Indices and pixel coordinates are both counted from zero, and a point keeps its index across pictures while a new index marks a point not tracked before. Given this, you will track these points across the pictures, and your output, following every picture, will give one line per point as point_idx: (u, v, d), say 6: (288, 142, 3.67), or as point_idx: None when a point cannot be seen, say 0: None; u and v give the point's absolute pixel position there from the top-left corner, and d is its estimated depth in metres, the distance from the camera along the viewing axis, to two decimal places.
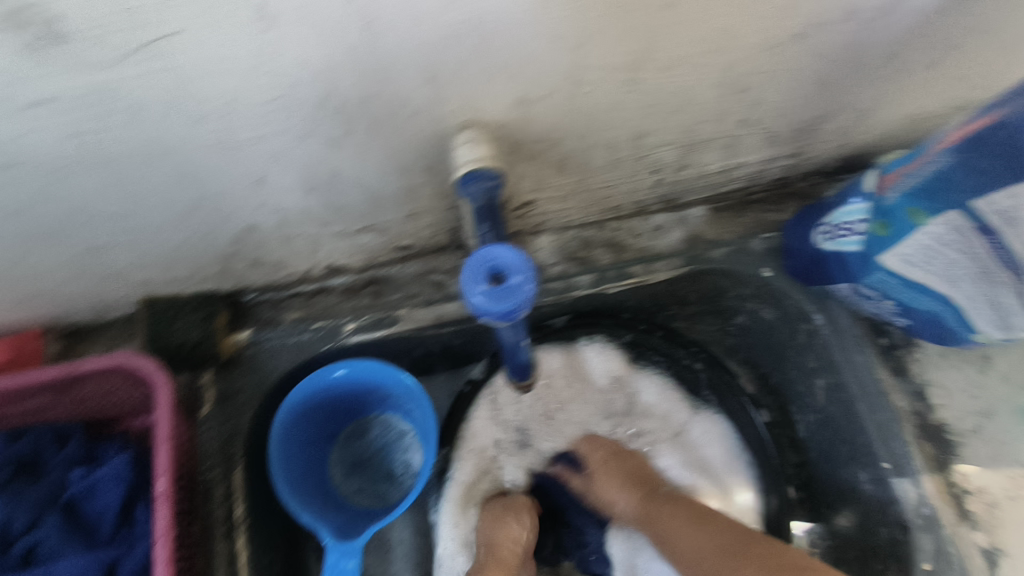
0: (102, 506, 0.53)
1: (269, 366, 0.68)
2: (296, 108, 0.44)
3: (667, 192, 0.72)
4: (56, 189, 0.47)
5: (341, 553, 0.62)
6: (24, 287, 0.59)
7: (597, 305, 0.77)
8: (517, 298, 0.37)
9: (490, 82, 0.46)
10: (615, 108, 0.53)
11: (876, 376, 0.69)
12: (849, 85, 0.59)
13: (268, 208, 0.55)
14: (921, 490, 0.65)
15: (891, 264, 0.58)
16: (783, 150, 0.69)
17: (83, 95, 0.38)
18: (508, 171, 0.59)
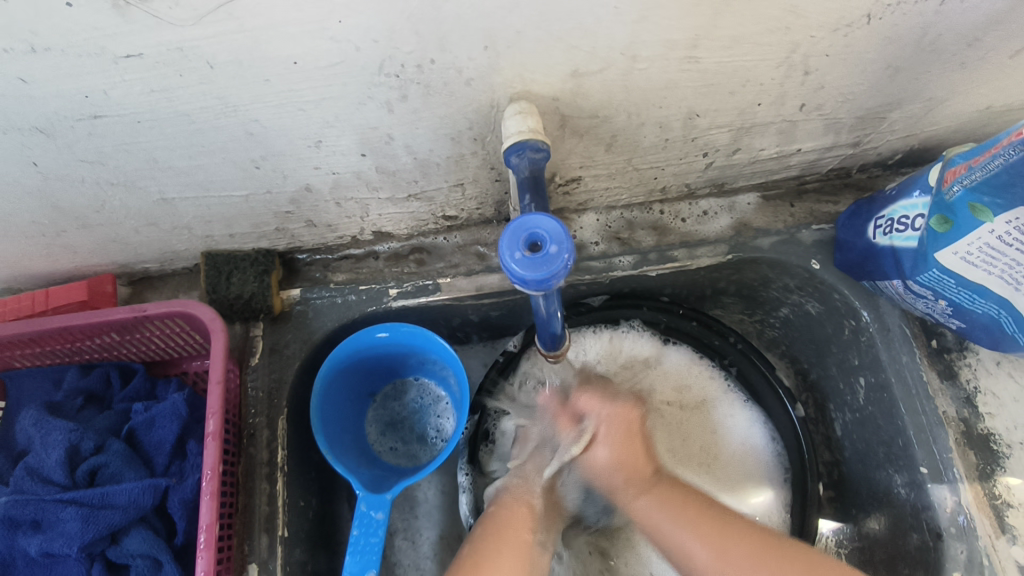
0: (159, 439, 0.58)
1: (316, 324, 0.71)
2: (356, 73, 0.45)
3: (717, 177, 0.71)
4: (133, 142, 0.50)
5: (370, 503, 0.66)
6: (101, 233, 0.64)
7: (637, 287, 0.77)
8: (552, 267, 0.39)
9: (544, 55, 0.46)
10: (669, 87, 0.52)
11: (923, 379, 0.67)
12: (921, 72, 0.56)
13: (323, 170, 0.58)
14: (958, 498, 0.63)
15: (948, 262, 0.55)
16: (844, 140, 0.66)
17: (162, 53, 0.41)
18: (556, 146, 0.59)
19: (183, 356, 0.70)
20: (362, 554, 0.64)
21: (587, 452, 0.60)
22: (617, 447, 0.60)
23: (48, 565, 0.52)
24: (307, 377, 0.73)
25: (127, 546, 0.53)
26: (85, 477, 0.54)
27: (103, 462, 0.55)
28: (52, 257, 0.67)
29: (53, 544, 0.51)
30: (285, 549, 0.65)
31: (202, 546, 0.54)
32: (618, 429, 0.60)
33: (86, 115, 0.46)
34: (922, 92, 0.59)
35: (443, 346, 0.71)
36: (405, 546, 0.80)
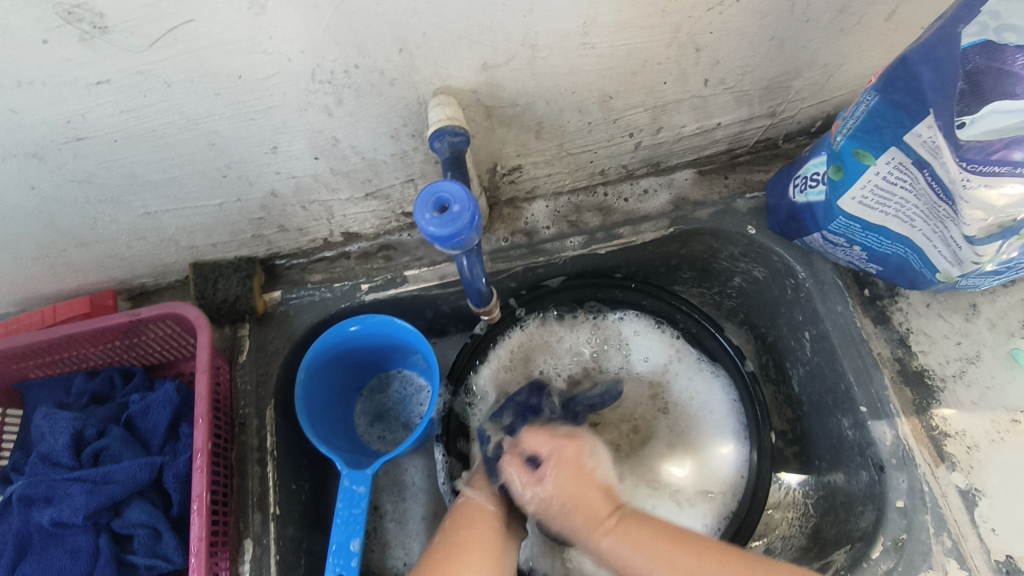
0: (154, 423, 0.65)
1: (296, 321, 0.78)
2: (293, 82, 0.53)
3: (649, 156, 0.77)
4: (115, 158, 0.58)
5: (352, 478, 0.71)
6: (100, 249, 0.72)
7: (592, 267, 0.83)
8: (458, 224, 0.45)
9: (455, 51, 0.53)
10: (575, 72, 0.59)
11: (857, 325, 0.71)
12: (807, 40, 0.62)
13: (283, 174, 0.65)
14: (897, 432, 0.66)
15: (849, 208, 0.61)
16: (758, 111, 0.72)
17: (126, 77, 0.49)
18: (488, 135, 0.66)
19: (180, 358, 0.77)
20: (346, 524, 0.69)
21: (535, 487, 0.62)
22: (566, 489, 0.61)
23: (59, 537, 0.59)
24: (291, 370, 0.80)
25: (129, 516, 0.60)
26: (89, 459, 0.62)
27: (105, 444, 0.62)
28: (58, 276, 0.76)
29: (63, 514, 0.58)
30: (277, 525, 0.70)
31: (195, 514, 0.60)
32: (569, 456, 0.63)
33: (70, 137, 0.55)
34: (815, 59, 0.65)
35: (409, 330, 0.77)
36: (394, 527, 0.85)
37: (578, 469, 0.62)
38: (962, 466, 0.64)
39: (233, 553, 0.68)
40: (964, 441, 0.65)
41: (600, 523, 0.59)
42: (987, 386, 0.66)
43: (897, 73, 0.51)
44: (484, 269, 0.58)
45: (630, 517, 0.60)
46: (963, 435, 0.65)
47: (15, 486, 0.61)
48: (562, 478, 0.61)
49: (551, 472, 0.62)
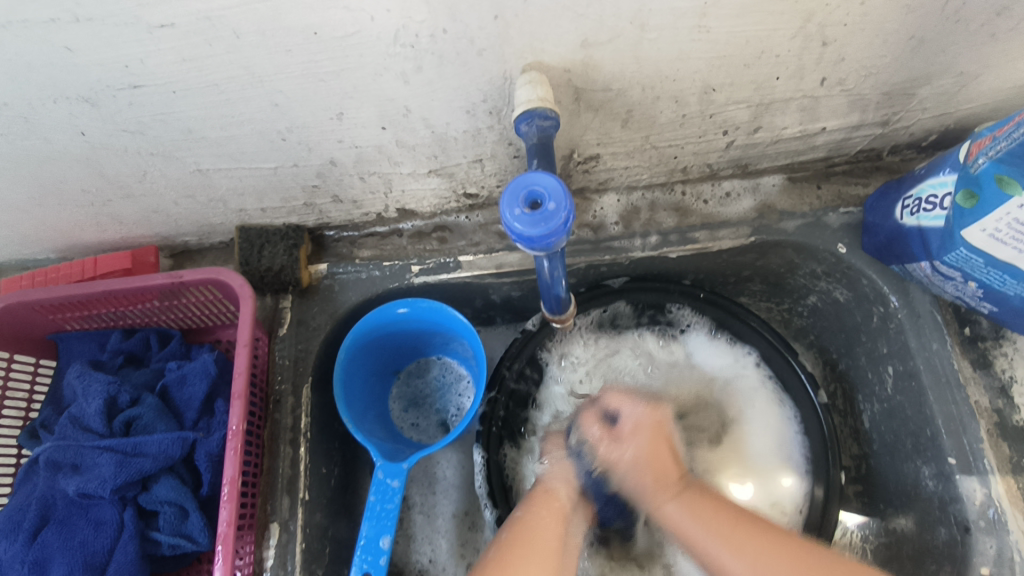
0: (190, 395, 0.63)
1: (340, 298, 0.74)
2: (373, 42, 0.47)
3: (739, 157, 0.70)
4: (170, 111, 0.54)
5: (386, 471, 0.67)
6: (146, 204, 0.69)
7: (660, 270, 0.76)
8: (551, 224, 0.40)
9: (556, 23, 0.47)
10: (681, 58, 0.53)
11: (954, 367, 0.64)
12: (948, 43, 0.54)
13: (346, 143, 0.60)
14: (989, 491, 0.60)
15: (974, 240, 0.54)
16: (870, 118, 0.65)
17: (192, 22, 0.44)
18: (572, 120, 0.60)
19: (218, 324, 0.74)
20: (377, 519, 0.65)
21: (613, 446, 0.62)
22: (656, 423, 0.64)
23: (84, 507, 0.58)
24: (331, 348, 0.76)
25: (157, 493, 0.58)
26: (121, 427, 0.61)
27: (137, 413, 0.61)
28: (102, 227, 0.72)
29: (89, 486, 0.57)
30: (305, 511, 0.67)
31: (224, 497, 0.57)
32: (647, 424, 0.63)
33: (126, 84, 0.50)
34: (951, 66, 0.57)
35: (460, 320, 0.72)
36: (421, 520, 0.81)
37: (656, 433, 0.63)
38: None
39: (258, 537, 0.65)
40: None
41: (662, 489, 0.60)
42: None
43: None
44: (564, 269, 0.55)
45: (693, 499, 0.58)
46: None
47: (44, 446, 0.60)
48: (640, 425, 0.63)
49: (636, 431, 0.62)
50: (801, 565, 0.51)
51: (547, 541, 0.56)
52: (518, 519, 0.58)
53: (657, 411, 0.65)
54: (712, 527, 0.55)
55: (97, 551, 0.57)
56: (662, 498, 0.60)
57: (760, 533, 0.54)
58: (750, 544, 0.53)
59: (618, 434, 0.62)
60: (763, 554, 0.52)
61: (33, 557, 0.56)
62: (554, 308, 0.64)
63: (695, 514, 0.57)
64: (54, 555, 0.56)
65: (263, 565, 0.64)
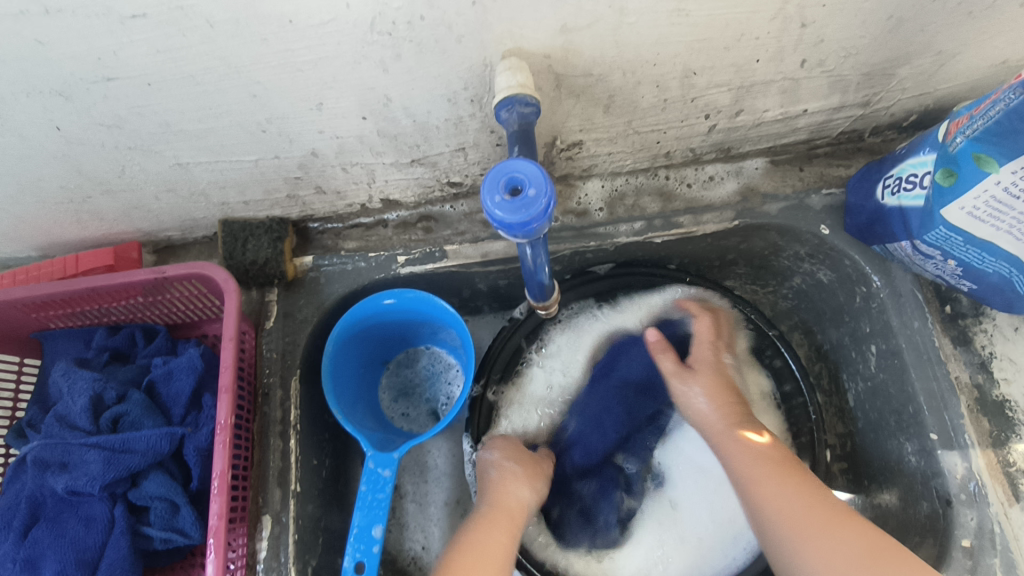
0: (177, 390, 0.63)
1: (326, 290, 0.74)
2: (349, 30, 0.47)
3: (721, 140, 0.70)
4: (146, 104, 0.53)
5: (377, 461, 0.67)
6: (127, 199, 0.68)
7: (646, 254, 0.77)
8: (532, 211, 0.40)
9: (534, 7, 0.47)
10: (660, 42, 0.53)
11: (935, 344, 0.65)
12: (926, 23, 0.55)
13: (327, 134, 0.60)
14: (969, 465, 0.61)
15: (954, 218, 0.54)
16: (851, 99, 0.65)
17: (164, 12, 0.44)
18: (553, 107, 0.60)
19: (204, 319, 0.74)
20: (369, 508, 0.65)
21: (682, 383, 0.69)
22: (711, 390, 0.67)
23: (73, 504, 0.58)
24: (319, 341, 0.76)
25: (146, 488, 0.58)
26: (108, 424, 0.60)
27: (124, 410, 0.61)
28: (83, 223, 0.72)
29: (77, 483, 0.57)
30: (297, 503, 0.67)
31: (215, 491, 0.57)
32: (707, 352, 0.71)
33: (101, 77, 0.50)
34: (930, 45, 0.57)
35: (447, 309, 0.72)
36: (413, 508, 0.82)
37: (716, 370, 0.69)
38: None
39: (250, 529, 0.65)
40: None
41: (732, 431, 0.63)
42: None
43: None
44: (546, 257, 0.55)
45: (779, 450, 0.60)
46: None
47: (30, 446, 0.60)
48: (703, 381, 0.68)
49: (699, 370, 0.69)
50: (846, 537, 0.50)
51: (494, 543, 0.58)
52: (467, 531, 0.60)
53: (710, 364, 0.70)
54: (761, 460, 0.59)
55: (89, 547, 0.57)
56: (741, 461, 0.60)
57: (799, 480, 0.56)
58: (776, 476, 0.57)
59: (688, 372, 0.69)
60: (806, 509, 0.53)
61: (24, 555, 0.56)
62: (538, 295, 0.64)
63: (760, 458, 0.59)
64: (45, 553, 0.57)
65: (256, 557, 0.64)
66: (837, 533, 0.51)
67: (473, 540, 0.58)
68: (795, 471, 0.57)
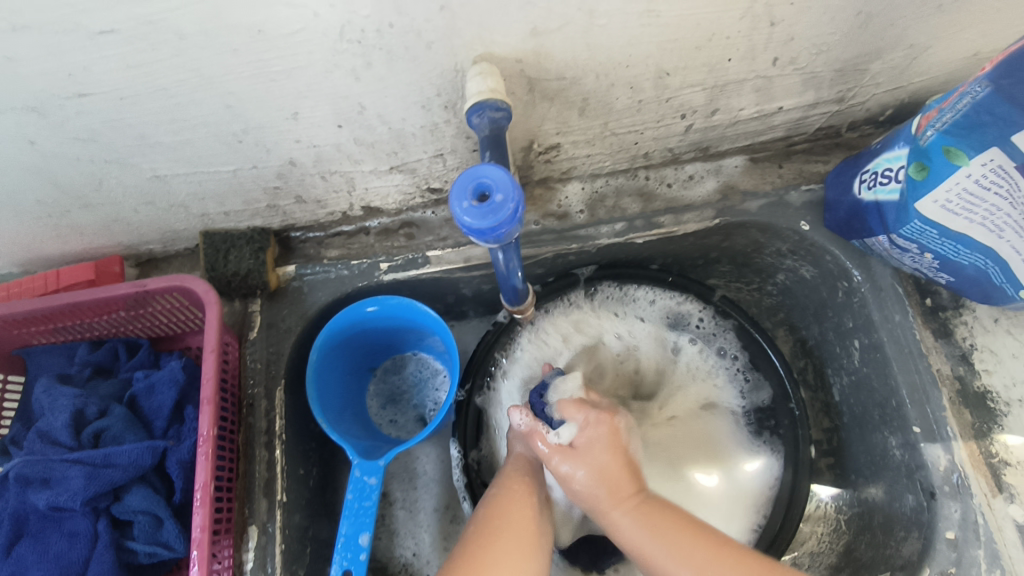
0: (159, 403, 0.63)
1: (309, 299, 0.73)
2: (319, 39, 0.47)
3: (699, 139, 0.70)
4: (119, 118, 0.53)
5: (363, 469, 0.67)
6: (107, 213, 0.68)
7: (628, 255, 0.77)
8: (499, 216, 0.40)
9: (503, 12, 0.47)
10: (631, 43, 0.53)
11: (916, 337, 0.65)
12: (897, 17, 0.55)
13: (304, 143, 0.60)
14: (952, 457, 0.61)
15: (929, 212, 0.54)
16: (826, 95, 0.66)
17: (133, 26, 0.44)
18: (528, 110, 0.60)
19: (187, 331, 0.73)
20: (356, 516, 0.65)
21: (564, 461, 0.59)
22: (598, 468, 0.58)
23: (56, 520, 0.58)
24: (303, 350, 0.75)
25: (129, 502, 0.58)
26: (90, 439, 0.60)
27: (105, 424, 0.61)
28: (64, 238, 0.72)
29: (60, 498, 0.57)
30: (283, 512, 0.67)
31: (197, 503, 0.57)
32: (603, 435, 0.60)
33: (73, 92, 0.50)
34: (900, 39, 0.58)
35: (431, 315, 0.72)
36: (403, 515, 0.82)
37: (614, 443, 0.60)
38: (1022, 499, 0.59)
39: (236, 540, 0.65)
40: None
41: (618, 498, 0.58)
42: None
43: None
44: (519, 262, 0.55)
45: (653, 502, 0.58)
46: None
47: (12, 463, 0.59)
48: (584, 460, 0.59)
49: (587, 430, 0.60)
50: (750, 573, 0.51)
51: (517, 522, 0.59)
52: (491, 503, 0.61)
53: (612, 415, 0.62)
54: (655, 533, 0.55)
55: (72, 563, 0.57)
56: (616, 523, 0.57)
57: (698, 537, 0.54)
58: (692, 547, 0.53)
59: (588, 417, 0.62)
60: (699, 556, 0.53)
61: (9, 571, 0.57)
62: (511, 299, 0.64)
63: (653, 528, 0.55)
64: (29, 569, 0.57)
65: (243, 567, 0.64)
66: (729, 564, 0.52)
67: (497, 511, 0.59)
68: (691, 528, 0.55)
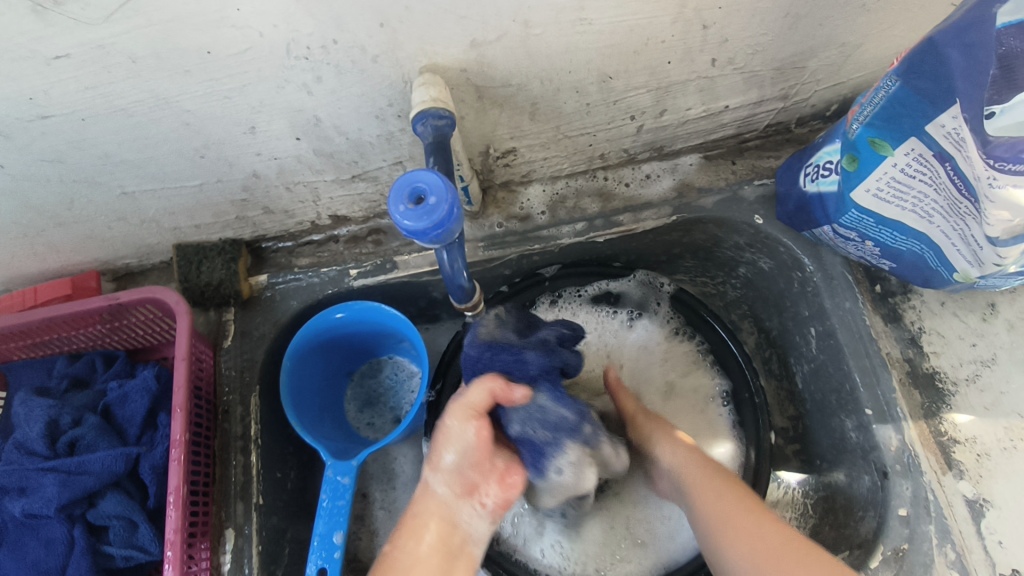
0: (131, 412, 0.65)
1: (282, 307, 0.76)
2: (267, 57, 0.49)
3: (652, 139, 0.73)
4: (82, 139, 0.56)
5: (337, 469, 0.69)
6: (80, 230, 0.70)
7: (591, 254, 0.79)
8: (434, 217, 0.42)
9: (441, 25, 0.49)
10: (570, 50, 0.55)
11: (866, 323, 0.68)
12: (824, 17, 0.57)
13: (264, 156, 0.62)
14: (903, 436, 0.63)
15: (863, 201, 0.57)
16: (769, 93, 0.68)
17: (85, 51, 0.46)
18: (480, 117, 0.63)
19: (163, 342, 0.75)
20: (329, 516, 0.67)
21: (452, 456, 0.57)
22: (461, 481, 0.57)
23: (33, 527, 0.60)
24: (278, 357, 0.77)
25: (103, 508, 0.60)
26: (65, 448, 0.62)
27: (79, 433, 0.63)
28: (40, 256, 0.74)
29: (35, 505, 0.59)
30: (260, 515, 0.69)
31: (171, 506, 0.59)
32: (477, 449, 0.57)
33: (35, 115, 0.52)
34: (833, 38, 0.60)
35: (399, 318, 0.74)
36: (383, 515, 0.84)
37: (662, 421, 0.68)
38: (969, 474, 0.61)
39: (214, 543, 0.67)
40: (974, 448, 0.62)
41: (703, 474, 0.61)
42: (1001, 391, 0.63)
43: (923, 56, 0.47)
44: (463, 263, 0.57)
45: (708, 469, 0.61)
46: (973, 442, 0.62)
47: None
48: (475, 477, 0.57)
49: (463, 454, 0.57)
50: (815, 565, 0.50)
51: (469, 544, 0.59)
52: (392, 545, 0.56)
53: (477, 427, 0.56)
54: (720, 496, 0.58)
55: (50, 568, 0.59)
56: (695, 491, 0.60)
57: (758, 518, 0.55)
58: (761, 523, 0.54)
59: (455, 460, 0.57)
60: (767, 537, 0.53)
61: None
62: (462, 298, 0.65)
63: (712, 491, 0.59)
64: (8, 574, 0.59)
65: (220, 569, 0.66)
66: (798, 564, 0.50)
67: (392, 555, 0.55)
68: (738, 495, 0.58)
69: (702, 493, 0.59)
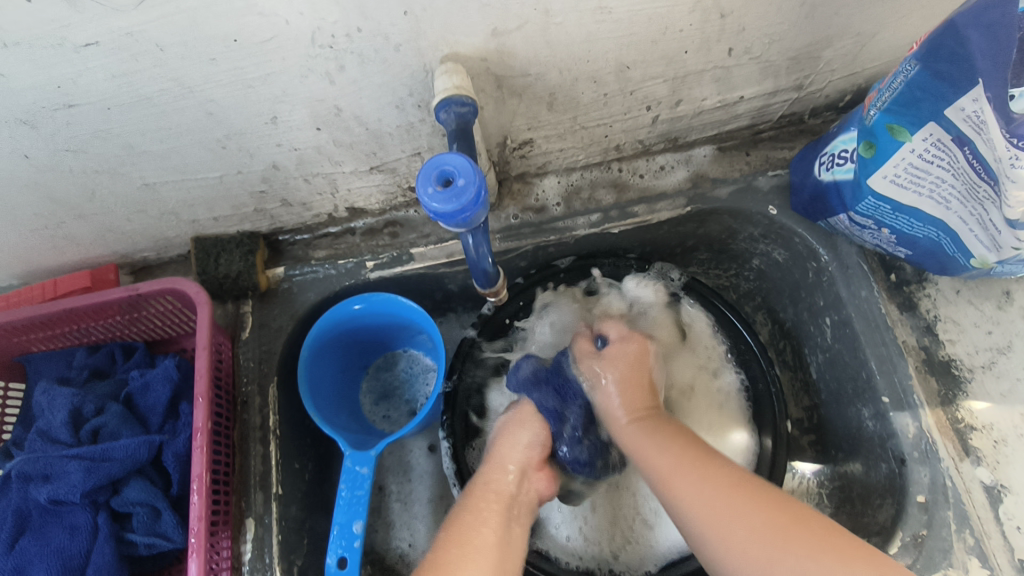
0: (154, 401, 0.66)
1: (299, 299, 0.76)
2: (292, 46, 0.50)
3: (667, 130, 0.73)
4: (106, 128, 0.56)
5: (355, 459, 0.69)
6: (100, 222, 0.71)
7: (606, 245, 0.79)
8: (461, 200, 0.43)
9: (464, 13, 0.50)
10: (589, 39, 0.56)
11: (882, 311, 0.68)
12: (840, 6, 0.58)
13: (285, 146, 0.63)
14: (920, 423, 0.64)
15: (880, 187, 0.57)
16: (784, 83, 0.69)
17: (113, 39, 0.47)
18: (498, 107, 0.63)
19: (181, 334, 0.76)
20: (349, 505, 0.68)
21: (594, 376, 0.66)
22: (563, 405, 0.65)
23: (57, 514, 0.61)
24: (295, 349, 0.78)
25: (127, 495, 0.61)
26: (88, 436, 0.63)
27: (102, 421, 0.63)
28: (60, 249, 0.74)
29: (60, 492, 0.59)
30: (280, 505, 0.69)
31: (194, 493, 0.60)
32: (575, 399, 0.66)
33: (61, 104, 0.53)
34: (849, 27, 0.61)
35: (415, 309, 0.75)
36: (398, 507, 0.84)
37: (637, 360, 0.67)
38: (987, 460, 0.61)
39: (234, 532, 0.67)
40: (991, 434, 0.62)
41: (624, 420, 0.62)
42: (1018, 377, 0.63)
43: (942, 40, 0.47)
44: (488, 246, 0.58)
45: (656, 420, 0.61)
46: (991, 428, 0.62)
47: (15, 461, 0.62)
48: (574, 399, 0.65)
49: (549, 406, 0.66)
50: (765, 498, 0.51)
51: (488, 536, 0.55)
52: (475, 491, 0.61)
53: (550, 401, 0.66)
54: (667, 448, 0.57)
55: (73, 555, 0.59)
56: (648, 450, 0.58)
57: (707, 466, 0.55)
58: (713, 468, 0.54)
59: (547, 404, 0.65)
60: (720, 488, 0.52)
61: (12, 565, 0.59)
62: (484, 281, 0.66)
63: (653, 435, 0.59)
64: (32, 561, 0.59)
65: (241, 559, 0.66)
66: (743, 503, 0.51)
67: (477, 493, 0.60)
68: (694, 449, 0.57)
69: (646, 450, 0.58)
